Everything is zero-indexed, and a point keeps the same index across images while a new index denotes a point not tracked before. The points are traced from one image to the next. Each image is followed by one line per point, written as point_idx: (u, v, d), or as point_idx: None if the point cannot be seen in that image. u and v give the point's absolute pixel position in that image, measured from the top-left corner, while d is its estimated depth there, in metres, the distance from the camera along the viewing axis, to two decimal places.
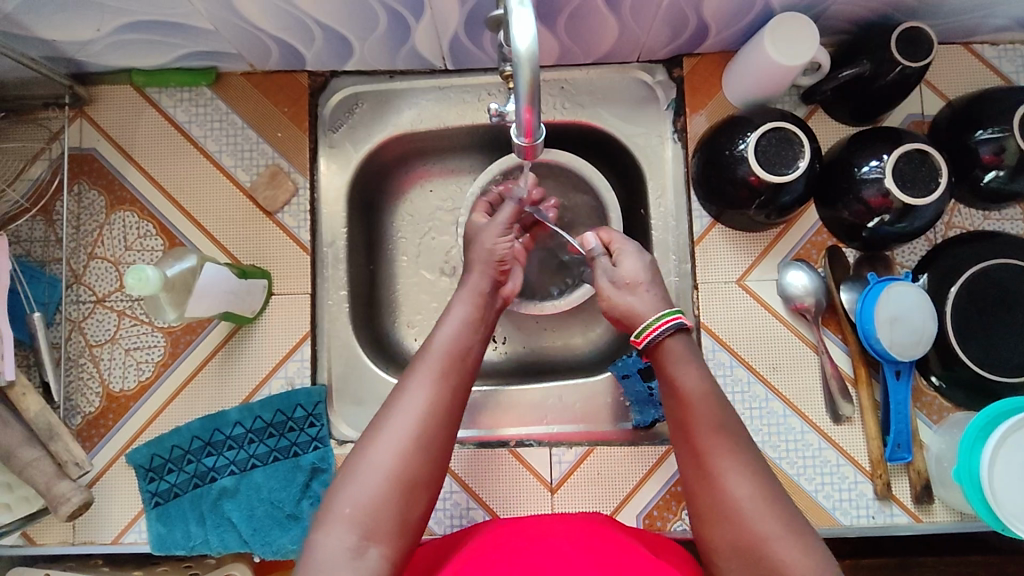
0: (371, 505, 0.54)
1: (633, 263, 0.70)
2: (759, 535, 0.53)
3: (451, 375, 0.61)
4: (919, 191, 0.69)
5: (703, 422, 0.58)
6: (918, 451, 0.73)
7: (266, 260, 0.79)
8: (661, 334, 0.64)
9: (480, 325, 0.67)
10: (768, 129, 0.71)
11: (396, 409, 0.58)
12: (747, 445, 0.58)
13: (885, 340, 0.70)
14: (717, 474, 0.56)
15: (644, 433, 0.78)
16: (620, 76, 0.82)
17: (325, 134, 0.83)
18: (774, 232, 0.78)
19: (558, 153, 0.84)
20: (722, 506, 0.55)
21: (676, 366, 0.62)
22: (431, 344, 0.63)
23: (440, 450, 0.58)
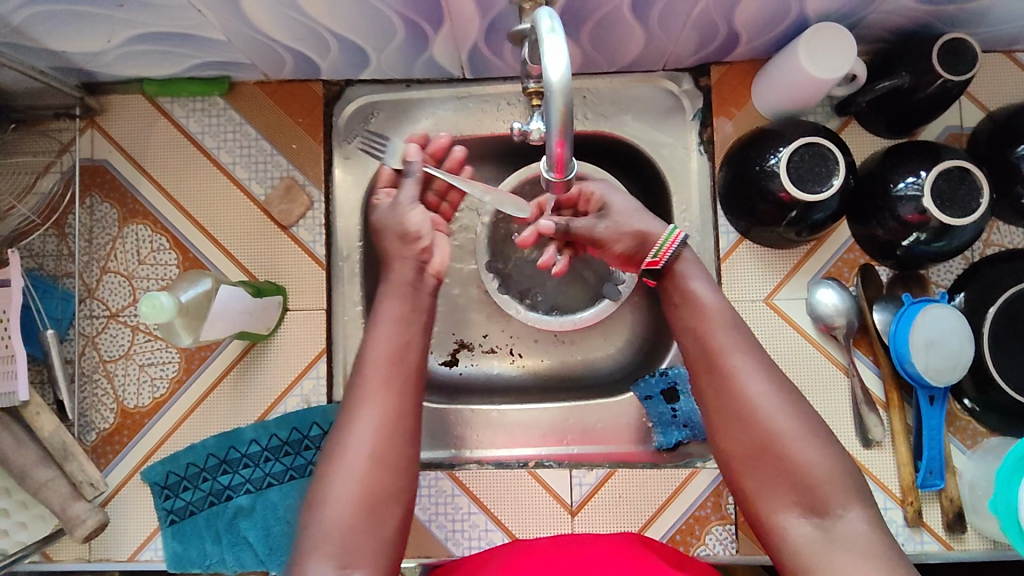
0: (343, 531, 0.54)
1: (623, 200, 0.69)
2: (775, 433, 0.55)
3: (392, 379, 0.60)
4: (958, 211, 0.66)
5: (714, 328, 0.60)
6: (951, 477, 0.71)
7: (281, 275, 0.78)
8: (676, 250, 0.63)
9: (417, 320, 0.64)
10: (801, 144, 0.68)
11: (348, 433, 0.57)
12: (756, 347, 0.59)
13: (920, 365, 0.68)
14: (732, 377, 0.57)
15: (666, 456, 0.76)
16: (645, 85, 0.79)
17: (340, 144, 0.81)
18: (805, 249, 0.75)
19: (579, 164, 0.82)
20: (739, 408, 0.57)
21: (688, 280, 0.63)
22: (367, 348, 0.62)
23: (400, 465, 0.57)
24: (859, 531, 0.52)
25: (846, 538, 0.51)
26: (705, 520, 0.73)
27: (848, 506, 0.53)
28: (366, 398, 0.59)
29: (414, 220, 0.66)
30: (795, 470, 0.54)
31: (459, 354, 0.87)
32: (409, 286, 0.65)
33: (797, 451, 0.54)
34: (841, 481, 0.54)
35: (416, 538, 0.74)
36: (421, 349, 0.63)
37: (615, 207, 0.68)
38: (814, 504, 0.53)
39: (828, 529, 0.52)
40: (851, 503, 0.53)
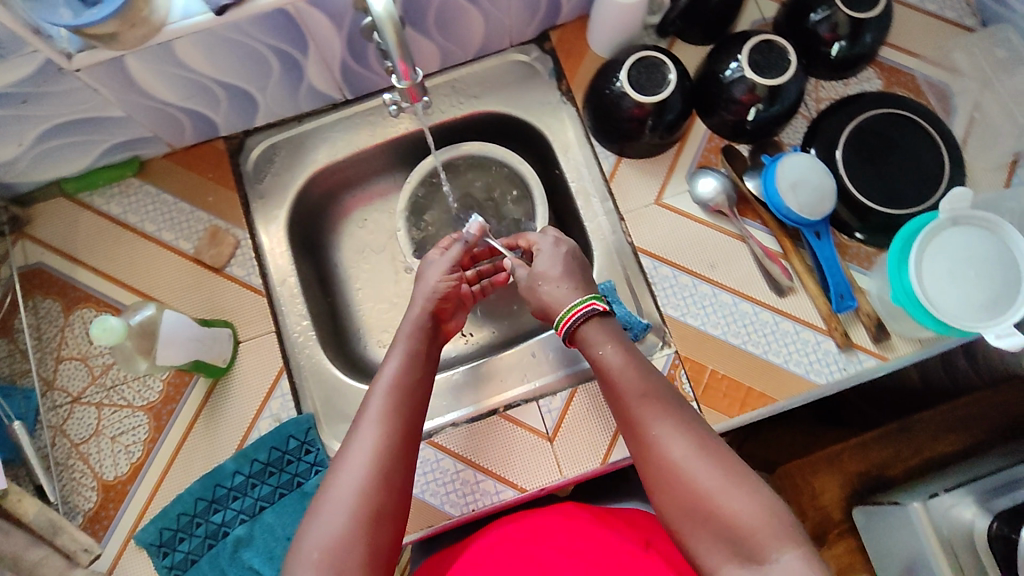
0: (340, 544, 0.55)
1: (547, 261, 0.76)
2: (704, 491, 0.56)
3: (403, 406, 0.64)
4: (775, 73, 0.78)
5: (631, 392, 0.64)
6: (861, 296, 0.78)
7: (227, 312, 0.82)
8: (577, 319, 0.69)
9: (427, 361, 0.71)
10: (633, 62, 0.80)
11: (353, 447, 0.61)
12: (675, 405, 0.62)
13: (794, 206, 0.77)
14: (654, 439, 0.60)
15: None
16: (500, 63, 0.91)
17: (252, 187, 0.88)
18: (674, 150, 0.86)
19: (465, 145, 0.93)
20: (665, 470, 0.58)
21: (595, 348, 0.68)
22: (380, 378, 0.67)
23: (398, 479, 0.60)
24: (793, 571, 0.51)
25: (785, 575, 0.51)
26: None
27: (781, 550, 0.53)
28: (372, 423, 0.62)
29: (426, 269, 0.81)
30: (727, 523, 0.54)
31: None
32: (425, 332, 0.73)
33: (727, 505, 0.55)
34: (776, 529, 0.53)
35: (415, 513, 0.76)
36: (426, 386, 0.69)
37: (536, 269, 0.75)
38: (751, 555, 0.53)
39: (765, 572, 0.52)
40: (785, 545, 0.53)
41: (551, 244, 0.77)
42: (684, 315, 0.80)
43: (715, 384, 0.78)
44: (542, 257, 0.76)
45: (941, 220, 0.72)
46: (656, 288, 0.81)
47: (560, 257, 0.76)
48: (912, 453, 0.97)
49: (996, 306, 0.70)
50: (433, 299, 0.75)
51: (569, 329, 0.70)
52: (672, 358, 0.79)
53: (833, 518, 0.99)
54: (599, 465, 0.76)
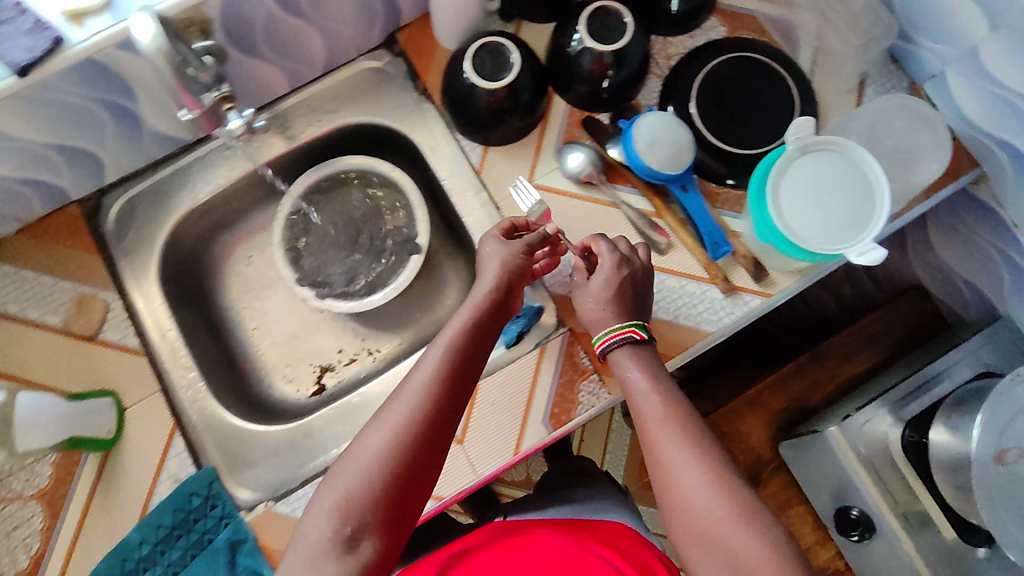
0: (364, 496, 0.56)
1: (602, 282, 0.73)
2: (713, 522, 0.58)
3: (451, 373, 0.63)
4: (616, 37, 0.78)
5: (651, 417, 0.66)
6: (735, 240, 0.79)
7: (107, 380, 0.79)
8: (612, 344, 0.71)
9: (489, 326, 0.69)
10: (476, 49, 0.79)
11: (393, 406, 0.61)
12: (694, 432, 0.64)
13: (654, 164, 0.77)
14: (668, 465, 0.62)
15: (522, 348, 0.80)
16: (352, 73, 0.88)
17: (116, 246, 0.85)
18: (538, 130, 0.85)
19: (343, 160, 0.88)
20: (677, 499, 0.61)
21: (624, 372, 0.69)
22: (435, 343, 0.66)
23: (433, 444, 0.60)
24: None
25: None
26: (571, 383, 0.78)
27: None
28: (412, 399, 0.61)
29: (487, 253, 0.75)
30: (732, 553, 0.57)
31: (325, 378, 0.92)
32: (493, 302, 0.71)
33: (735, 538, 0.57)
34: (782, 563, 0.55)
35: None
36: (481, 367, 0.67)
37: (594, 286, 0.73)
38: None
39: None
40: None
41: (615, 259, 0.73)
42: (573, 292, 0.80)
43: None
44: (596, 277, 0.74)
45: (790, 151, 0.73)
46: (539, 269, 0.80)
47: (614, 280, 0.73)
48: (827, 380, 0.99)
49: (854, 225, 0.71)
50: (506, 273, 0.72)
51: (603, 351, 0.71)
52: (568, 337, 0.79)
53: (763, 458, 0.99)
54: (512, 457, 0.76)
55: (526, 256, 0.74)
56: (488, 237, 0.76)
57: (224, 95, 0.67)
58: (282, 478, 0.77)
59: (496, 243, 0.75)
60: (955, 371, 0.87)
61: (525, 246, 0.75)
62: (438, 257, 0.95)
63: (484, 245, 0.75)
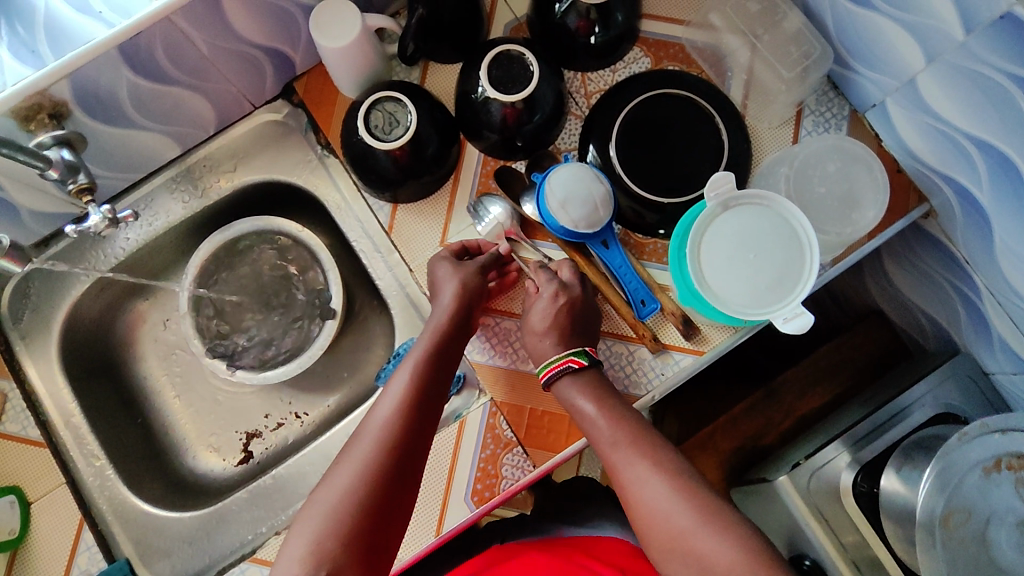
0: (330, 541, 0.53)
1: (543, 311, 0.70)
2: (678, 531, 0.57)
3: (411, 409, 0.61)
4: (521, 85, 0.72)
5: (603, 442, 0.64)
6: (663, 295, 0.74)
7: (8, 475, 0.75)
8: (555, 373, 0.68)
9: (448, 360, 0.67)
10: (370, 106, 0.74)
11: (353, 447, 0.59)
12: (651, 447, 0.62)
13: (569, 224, 0.72)
14: (628, 483, 0.61)
15: (448, 419, 0.75)
16: (251, 127, 0.83)
17: (12, 329, 0.80)
18: (450, 184, 0.80)
19: (265, 219, 0.83)
20: (642, 516, 0.59)
21: (572, 403, 0.67)
22: (392, 381, 0.64)
23: (399, 484, 0.58)
24: None
25: None
26: (494, 456, 0.73)
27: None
28: (372, 436, 0.59)
29: (442, 272, 0.72)
30: (704, 563, 0.55)
31: (251, 445, 0.87)
32: (449, 330, 0.68)
33: (700, 545, 0.55)
34: (752, 563, 0.53)
35: None
36: (442, 398, 0.65)
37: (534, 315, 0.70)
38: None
39: None
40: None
41: (558, 286, 0.70)
42: (492, 358, 0.76)
43: (536, 423, 0.74)
44: (538, 304, 0.70)
45: (711, 208, 0.67)
46: None
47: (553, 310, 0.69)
48: (782, 417, 0.95)
49: (783, 284, 0.65)
50: (462, 300, 0.69)
51: (546, 381, 0.69)
52: (489, 406, 0.75)
53: None
54: (433, 539, 0.72)
55: (479, 277, 0.71)
56: (439, 258, 0.74)
57: (83, 186, 0.69)
58: (197, 565, 0.75)
59: (448, 262, 0.72)
60: (916, 409, 0.79)
61: (479, 267, 0.72)
62: (363, 312, 0.89)
63: (434, 267, 0.73)
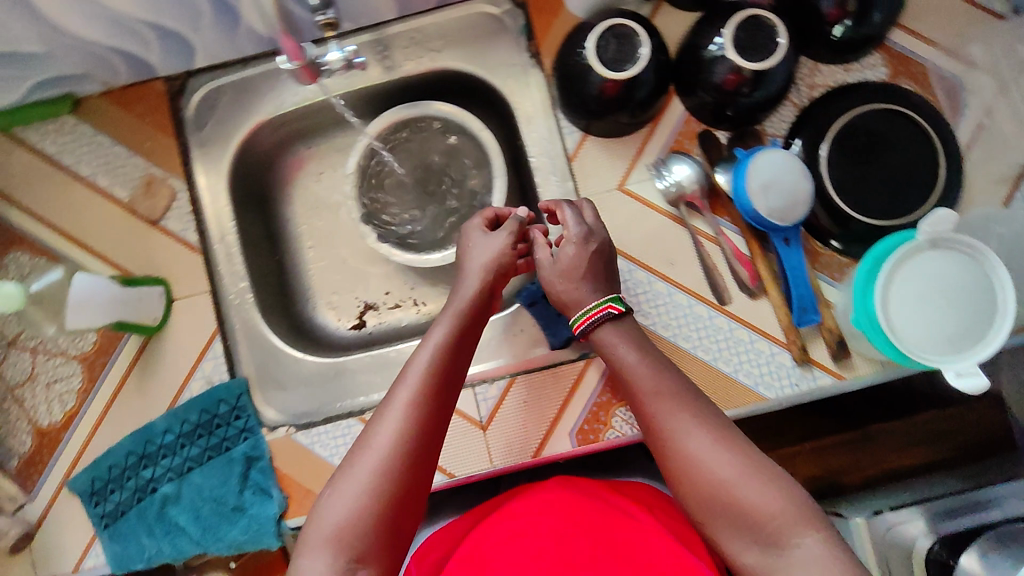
0: (360, 524, 0.52)
1: (573, 256, 0.69)
2: (719, 480, 0.54)
3: (440, 385, 0.59)
4: (762, 55, 0.69)
5: (642, 392, 0.61)
6: (825, 310, 0.74)
7: (160, 268, 0.80)
8: (593, 321, 0.66)
9: (472, 337, 0.66)
10: (604, 29, 0.72)
11: (380, 427, 0.56)
12: (692, 399, 0.60)
13: (763, 209, 0.70)
14: (670, 434, 0.57)
15: (507, 364, 0.80)
16: (466, 14, 0.82)
17: (193, 134, 0.83)
18: (645, 131, 0.78)
19: (444, 107, 0.85)
20: (684, 464, 0.56)
21: (612, 349, 0.65)
22: (418, 354, 0.62)
23: (426, 467, 0.56)
24: (818, 561, 0.49)
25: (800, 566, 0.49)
26: (608, 405, 0.76)
27: (802, 536, 0.50)
28: (404, 400, 0.57)
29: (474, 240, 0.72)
30: (747, 513, 0.52)
31: (366, 315, 0.91)
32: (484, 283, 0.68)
33: (745, 497, 0.52)
34: (795, 513, 0.51)
35: None
36: (470, 359, 0.65)
37: (563, 260, 0.69)
38: (769, 542, 0.51)
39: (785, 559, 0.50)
40: (807, 530, 0.50)
41: (584, 234, 0.70)
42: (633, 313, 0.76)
43: None
44: (564, 250, 0.70)
45: (919, 242, 0.65)
46: None
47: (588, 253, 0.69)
48: (868, 463, 0.95)
49: (965, 340, 0.64)
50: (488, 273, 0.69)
51: (582, 331, 0.67)
52: None
53: None
54: (529, 459, 0.76)
55: (510, 245, 0.71)
56: (470, 228, 0.74)
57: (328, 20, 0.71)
58: (310, 410, 0.79)
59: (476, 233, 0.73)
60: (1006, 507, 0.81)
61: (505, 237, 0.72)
62: None
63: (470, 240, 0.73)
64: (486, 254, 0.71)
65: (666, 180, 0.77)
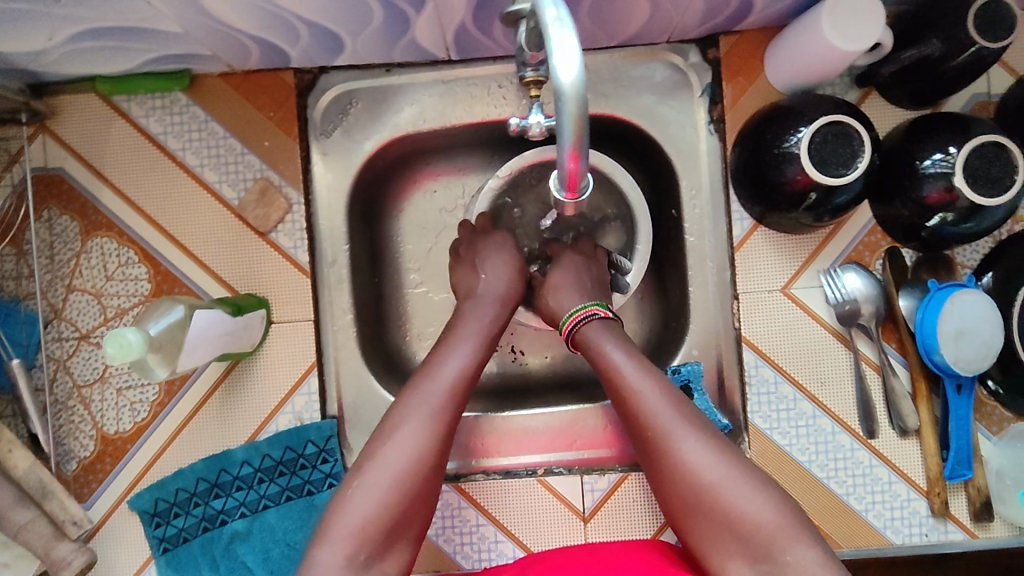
0: (378, 520, 0.53)
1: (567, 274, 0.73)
2: (709, 485, 0.54)
3: (456, 398, 0.60)
4: (991, 191, 0.61)
5: (626, 390, 0.60)
6: (978, 467, 0.69)
7: (262, 286, 0.72)
8: (581, 322, 0.67)
9: (483, 352, 0.66)
10: (825, 122, 0.62)
11: (395, 436, 0.57)
12: (684, 398, 0.60)
13: (949, 355, 0.64)
14: (658, 432, 0.57)
15: (475, 464, 0.74)
16: (646, 60, 0.73)
17: (317, 139, 0.74)
18: (823, 234, 0.71)
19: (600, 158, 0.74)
20: (670, 468, 0.56)
21: (597, 346, 0.64)
22: (438, 367, 0.62)
23: (435, 470, 0.57)
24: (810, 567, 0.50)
25: None
26: None
27: (793, 548, 0.51)
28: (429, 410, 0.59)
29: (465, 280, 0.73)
30: (734, 519, 0.53)
31: None
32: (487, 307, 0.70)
33: (732, 499, 0.54)
34: (783, 520, 0.53)
35: (426, 554, 0.72)
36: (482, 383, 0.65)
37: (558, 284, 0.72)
38: (761, 554, 0.52)
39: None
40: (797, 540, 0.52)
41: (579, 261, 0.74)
42: (772, 430, 0.71)
43: None
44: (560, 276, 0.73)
45: None
46: (748, 388, 0.71)
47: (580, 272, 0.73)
48: None
49: None
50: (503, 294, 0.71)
51: (569, 331, 0.67)
52: None
53: None
54: None
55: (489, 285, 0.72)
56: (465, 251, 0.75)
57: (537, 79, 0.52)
58: None
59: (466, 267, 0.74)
60: None
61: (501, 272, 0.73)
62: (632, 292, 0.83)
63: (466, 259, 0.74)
64: (500, 276, 0.72)
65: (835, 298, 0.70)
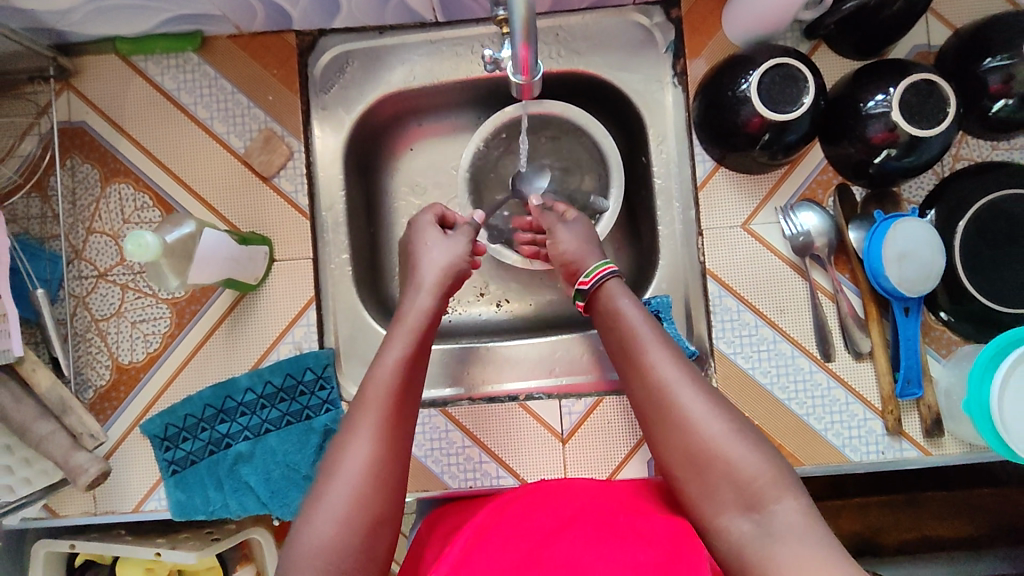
0: (343, 540, 0.53)
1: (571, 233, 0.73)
2: (709, 438, 0.55)
3: (393, 407, 0.59)
4: (925, 122, 0.67)
5: (641, 339, 0.61)
6: (928, 386, 0.74)
7: (265, 226, 0.79)
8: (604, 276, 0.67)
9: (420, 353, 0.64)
10: (771, 66, 0.69)
11: (341, 462, 0.56)
12: (686, 359, 0.60)
13: (893, 278, 0.70)
14: (666, 384, 0.58)
15: (462, 392, 0.81)
16: (615, 20, 0.80)
17: (316, 95, 0.81)
18: (779, 174, 0.77)
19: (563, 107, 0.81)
20: (677, 422, 0.57)
21: (615, 299, 0.65)
22: (372, 376, 0.61)
23: (392, 478, 0.56)
24: (796, 519, 0.51)
25: (785, 528, 0.51)
26: None
27: (782, 498, 0.52)
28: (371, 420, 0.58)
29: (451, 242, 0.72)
30: (729, 470, 0.54)
31: None
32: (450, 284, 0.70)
33: (732, 455, 0.54)
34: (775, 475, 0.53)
35: (416, 474, 0.78)
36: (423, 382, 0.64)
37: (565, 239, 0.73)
38: (754, 502, 0.53)
39: (764, 523, 0.52)
40: (786, 495, 0.52)
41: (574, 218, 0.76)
42: (736, 355, 0.76)
43: None
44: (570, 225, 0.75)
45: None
46: (713, 317, 0.77)
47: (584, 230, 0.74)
48: (909, 527, 0.95)
49: None
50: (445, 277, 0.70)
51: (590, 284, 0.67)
52: None
53: None
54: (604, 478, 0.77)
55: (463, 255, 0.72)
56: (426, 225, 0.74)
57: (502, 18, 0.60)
58: None
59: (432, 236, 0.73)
60: None
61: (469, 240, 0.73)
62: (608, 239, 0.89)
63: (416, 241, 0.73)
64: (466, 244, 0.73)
65: (792, 229, 0.76)
